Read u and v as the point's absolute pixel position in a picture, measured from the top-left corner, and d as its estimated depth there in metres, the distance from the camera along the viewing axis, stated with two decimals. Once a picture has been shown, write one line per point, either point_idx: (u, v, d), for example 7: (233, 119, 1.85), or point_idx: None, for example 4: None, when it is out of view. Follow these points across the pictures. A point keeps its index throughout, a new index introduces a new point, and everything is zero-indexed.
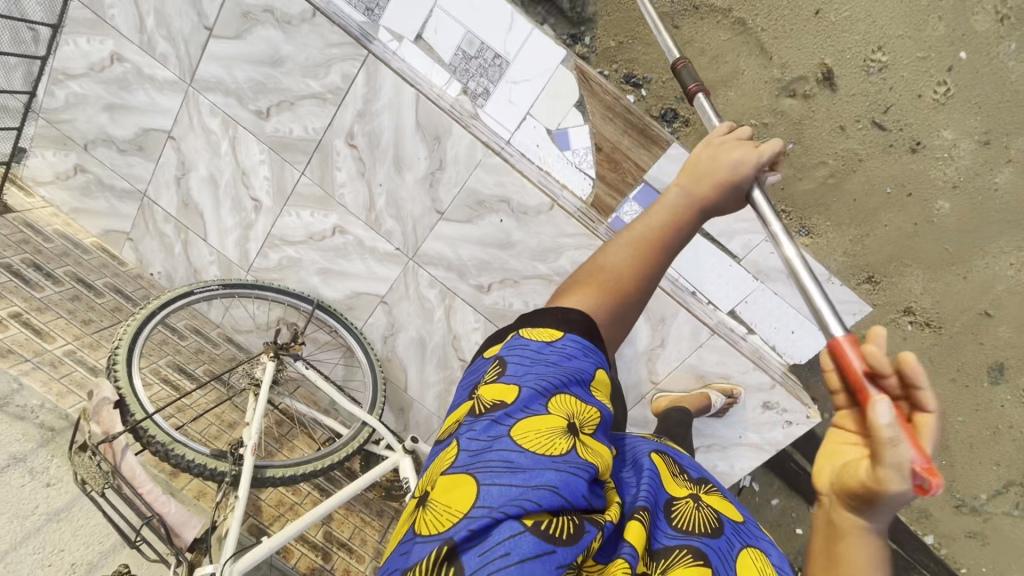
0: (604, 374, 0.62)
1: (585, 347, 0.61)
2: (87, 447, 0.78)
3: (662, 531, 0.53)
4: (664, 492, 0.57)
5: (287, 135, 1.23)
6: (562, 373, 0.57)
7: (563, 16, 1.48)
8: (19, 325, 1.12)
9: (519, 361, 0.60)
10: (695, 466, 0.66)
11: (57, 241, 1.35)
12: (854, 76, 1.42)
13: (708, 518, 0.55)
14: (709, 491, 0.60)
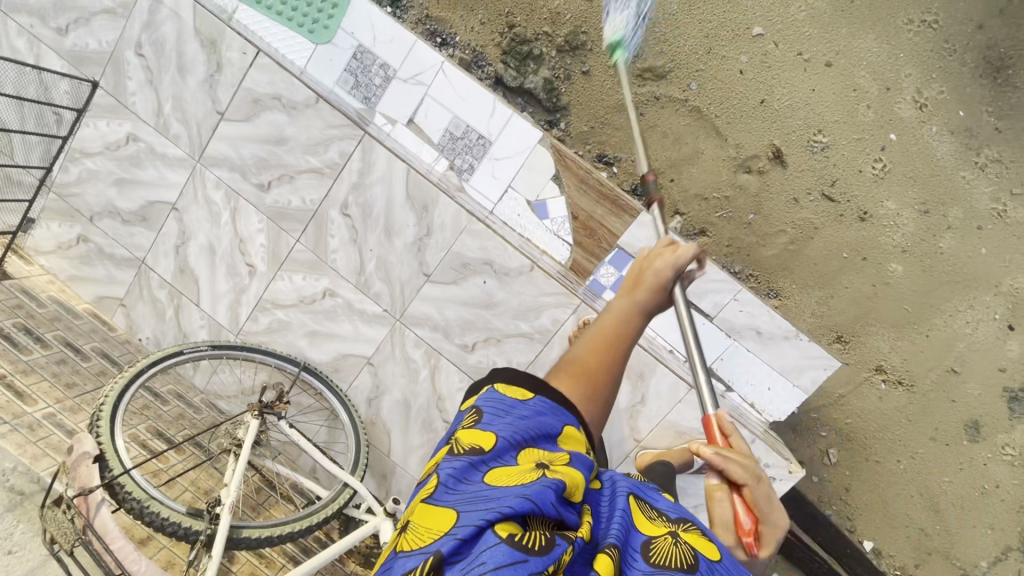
0: (574, 428, 0.63)
1: (554, 405, 0.63)
2: (60, 502, 0.77)
3: (638, 568, 0.51)
4: (640, 529, 0.55)
5: (285, 205, 1.32)
6: (532, 425, 0.59)
7: (540, 104, 1.66)
8: (2, 387, 1.12)
9: (496, 411, 0.61)
10: (686, 506, 0.63)
11: (51, 307, 1.38)
12: (800, 154, 1.59)
13: (686, 553, 0.52)
14: (692, 528, 0.57)
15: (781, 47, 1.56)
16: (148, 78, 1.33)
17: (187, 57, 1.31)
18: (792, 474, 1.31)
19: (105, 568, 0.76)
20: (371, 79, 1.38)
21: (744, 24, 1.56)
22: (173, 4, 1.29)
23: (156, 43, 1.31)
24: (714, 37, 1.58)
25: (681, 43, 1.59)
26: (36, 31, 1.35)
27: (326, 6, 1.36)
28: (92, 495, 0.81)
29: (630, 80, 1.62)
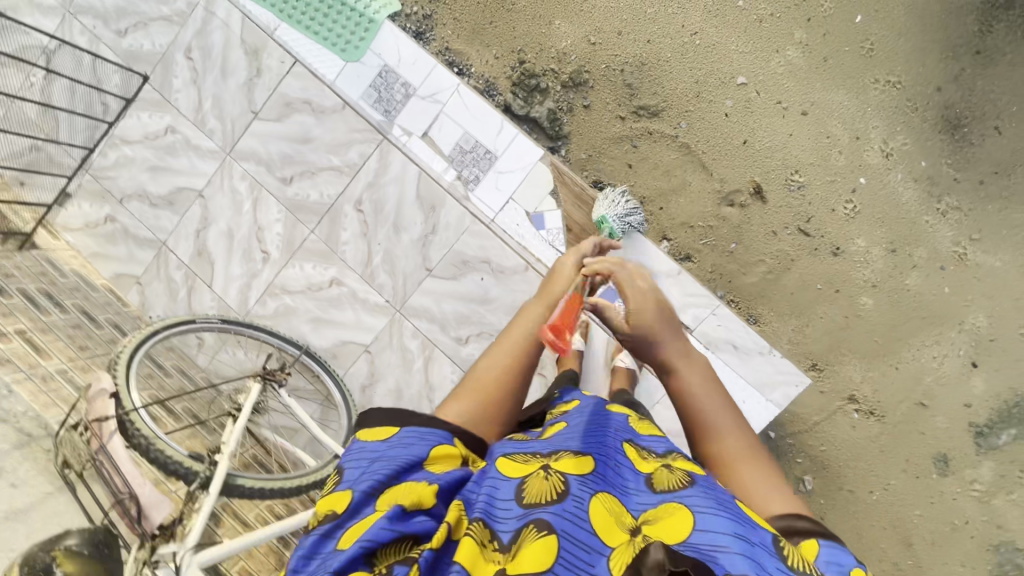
0: (446, 446, 0.76)
1: (416, 436, 0.75)
2: (78, 425, 0.89)
3: (510, 518, 0.65)
4: (510, 480, 0.69)
5: (304, 198, 1.44)
6: (390, 466, 0.71)
7: (543, 132, 1.82)
8: (21, 340, 1.18)
9: (360, 465, 0.72)
10: (562, 438, 0.79)
11: (71, 278, 1.46)
12: (779, 191, 1.74)
13: (554, 484, 0.68)
14: (561, 457, 0.73)
15: (763, 95, 1.73)
16: (193, 78, 1.47)
17: (231, 62, 1.46)
18: None
19: (113, 487, 0.87)
20: (392, 94, 1.45)
21: (729, 72, 1.74)
22: (224, 17, 1.46)
23: (205, 49, 1.47)
24: (703, 83, 1.75)
25: (673, 86, 1.77)
26: (97, 32, 1.50)
27: (359, 30, 1.45)
28: (104, 423, 0.91)
29: (626, 115, 1.79)
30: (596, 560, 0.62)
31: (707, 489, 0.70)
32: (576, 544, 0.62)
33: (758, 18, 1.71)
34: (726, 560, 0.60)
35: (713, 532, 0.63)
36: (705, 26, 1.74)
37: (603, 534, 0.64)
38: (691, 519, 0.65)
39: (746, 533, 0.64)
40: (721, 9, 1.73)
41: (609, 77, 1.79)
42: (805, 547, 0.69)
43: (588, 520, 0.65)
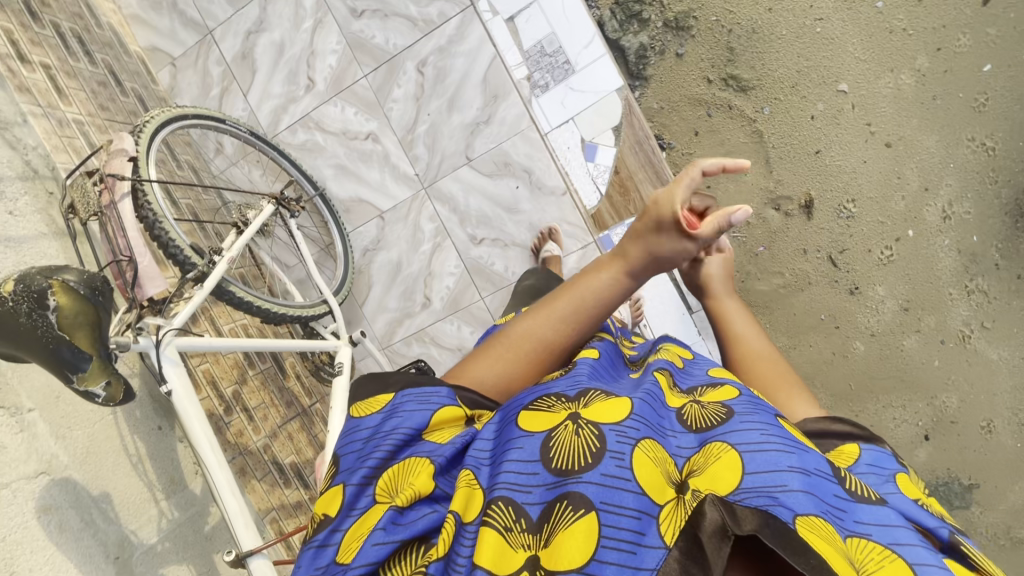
0: (451, 408, 0.74)
1: (414, 400, 0.73)
2: (93, 174, 0.88)
3: (539, 488, 0.61)
4: (535, 436, 0.65)
5: (368, 38, 1.34)
6: (388, 441, 0.70)
7: (626, 66, 1.72)
8: (45, 75, 1.13)
9: (359, 447, 0.72)
10: (585, 376, 0.76)
11: (107, 32, 1.37)
12: (827, 213, 1.69)
13: (588, 441, 0.63)
14: (590, 402, 0.68)
15: (856, 111, 1.64)
16: None
17: None
18: None
19: (115, 247, 0.87)
20: None
21: (834, 75, 1.63)
22: None
23: None
24: (804, 76, 1.64)
25: (774, 67, 1.65)
26: None
27: None
28: (119, 183, 0.90)
29: (714, 80, 1.69)
30: (647, 524, 0.57)
31: (744, 420, 0.66)
32: (622, 510, 0.57)
33: (889, 28, 1.58)
34: (787, 495, 0.55)
35: (768, 467, 0.58)
36: (833, 16, 1.60)
37: (651, 491, 0.59)
38: (739, 461, 0.59)
39: (801, 460, 0.60)
40: (856, 3, 1.59)
41: (714, 33, 1.66)
42: (848, 455, 0.69)
43: (633, 480, 0.59)
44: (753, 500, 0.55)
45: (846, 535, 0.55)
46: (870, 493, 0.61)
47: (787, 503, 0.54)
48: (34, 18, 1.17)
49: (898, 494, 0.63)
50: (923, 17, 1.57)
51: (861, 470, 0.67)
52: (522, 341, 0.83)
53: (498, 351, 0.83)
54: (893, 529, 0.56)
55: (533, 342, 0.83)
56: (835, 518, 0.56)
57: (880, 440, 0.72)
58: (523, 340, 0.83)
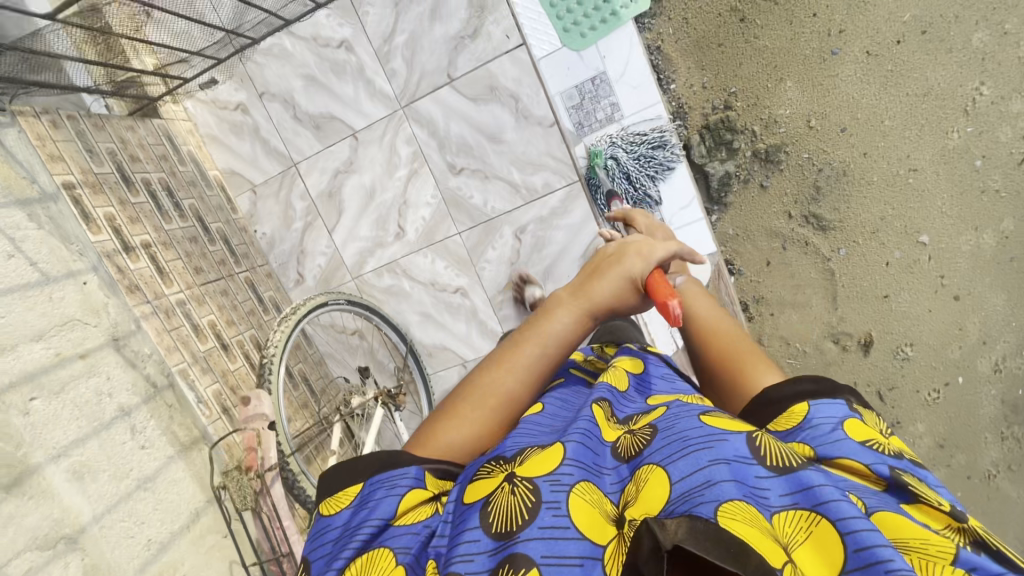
0: (419, 492, 0.54)
1: (385, 485, 0.55)
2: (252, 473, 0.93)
3: (481, 555, 0.45)
4: (472, 506, 0.50)
5: (465, 196, 1.30)
6: (356, 539, 0.51)
7: (707, 191, 1.68)
8: (147, 259, 1.09)
9: (321, 556, 0.52)
10: (522, 431, 0.59)
11: (189, 167, 1.31)
12: (883, 354, 1.74)
13: (519, 496, 0.48)
14: (525, 458, 0.53)
15: (932, 263, 1.64)
16: None
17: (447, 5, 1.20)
18: None
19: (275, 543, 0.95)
20: (595, 109, 1.35)
21: (915, 225, 1.61)
22: None
23: None
24: (887, 223, 1.63)
25: (859, 211, 1.63)
26: None
27: (597, 15, 1.30)
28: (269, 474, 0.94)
29: (795, 215, 1.66)
30: (590, 568, 0.43)
31: (671, 433, 0.52)
32: (562, 563, 0.43)
33: (981, 189, 1.55)
34: (708, 485, 0.44)
35: (690, 470, 0.46)
36: (928, 168, 1.56)
37: (587, 531, 0.45)
38: (665, 475, 0.47)
39: (719, 447, 0.47)
40: (953, 158, 1.54)
41: (803, 170, 1.62)
42: (793, 415, 0.53)
43: (571, 526, 0.45)
44: (681, 506, 0.43)
45: (771, 515, 0.43)
46: (795, 458, 0.47)
47: (708, 493, 0.43)
48: (129, 186, 1.11)
49: (845, 440, 0.48)
50: (1017, 180, 1.54)
51: (807, 427, 0.51)
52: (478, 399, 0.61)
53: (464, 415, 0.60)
54: (820, 487, 0.43)
55: (496, 399, 0.61)
56: (754, 498, 0.44)
57: (841, 388, 0.54)
58: (479, 398, 0.61)
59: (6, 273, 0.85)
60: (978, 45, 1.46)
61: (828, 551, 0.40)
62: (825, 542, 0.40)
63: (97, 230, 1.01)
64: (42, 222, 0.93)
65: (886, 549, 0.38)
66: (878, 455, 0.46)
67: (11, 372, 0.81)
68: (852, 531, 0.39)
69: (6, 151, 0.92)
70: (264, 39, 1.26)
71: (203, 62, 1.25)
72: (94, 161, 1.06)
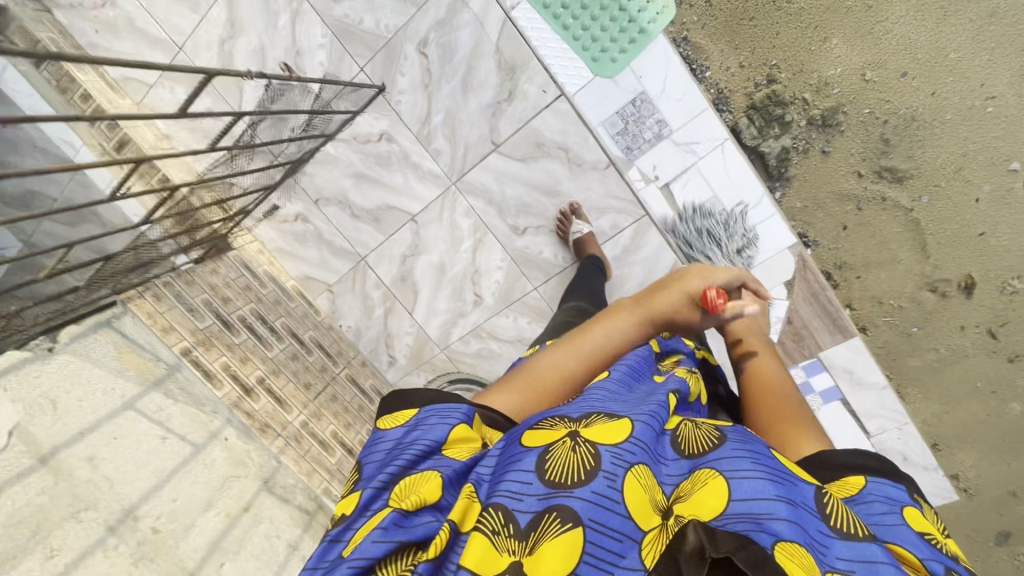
0: (466, 428, 0.53)
1: (439, 415, 0.54)
2: None
3: (530, 498, 0.45)
4: (530, 450, 0.48)
5: (534, 253, 1.30)
6: (407, 453, 0.50)
7: (765, 168, 1.59)
8: (266, 393, 1.12)
9: (376, 458, 0.52)
10: (591, 398, 0.57)
11: (270, 287, 1.36)
12: (989, 293, 1.61)
13: (583, 457, 0.47)
14: (591, 421, 0.51)
15: None
16: (424, 81, 1.20)
17: (477, 75, 1.18)
18: None
19: None
20: (642, 130, 1.26)
21: (1004, 153, 1.49)
22: (479, 11, 1.15)
23: (445, 48, 1.17)
24: (971, 158, 1.51)
25: (936, 153, 1.52)
26: None
27: (624, 37, 1.21)
28: None
29: (866, 173, 1.57)
30: (627, 548, 0.44)
31: (743, 445, 0.50)
32: (603, 532, 0.44)
33: None
34: (763, 521, 0.42)
35: (752, 492, 0.45)
36: (1008, 92, 1.44)
37: (636, 513, 0.45)
38: (726, 486, 0.46)
39: (789, 489, 0.45)
40: None
41: (866, 125, 1.52)
42: (846, 485, 0.51)
43: (621, 501, 0.45)
44: (733, 524, 0.42)
45: (828, 572, 0.41)
46: (863, 526, 0.44)
47: (764, 527, 0.42)
48: (230, 329, 1.16)
49: (904, 527, 0.46)
50: None
51: (861, 499, 0.49)
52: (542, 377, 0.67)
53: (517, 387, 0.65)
54: (883, 566, 0.41)
55: (549, 378, 0.67)
56: (814, 551, 0.42)
57: (902, 473, 0.51)
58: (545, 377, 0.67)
59: (163, 456, 0.94)
60: None
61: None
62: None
63: (219, 384, 1.06)
64: (177, 396, 1.00)
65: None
66: (935, 552, 0.44)
67: (198, 548, 0.91)
68: None
69: (128, 340, 0.99)
70: (306, 156, 1.25)
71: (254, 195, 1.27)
72: (196, 318, 1.10)
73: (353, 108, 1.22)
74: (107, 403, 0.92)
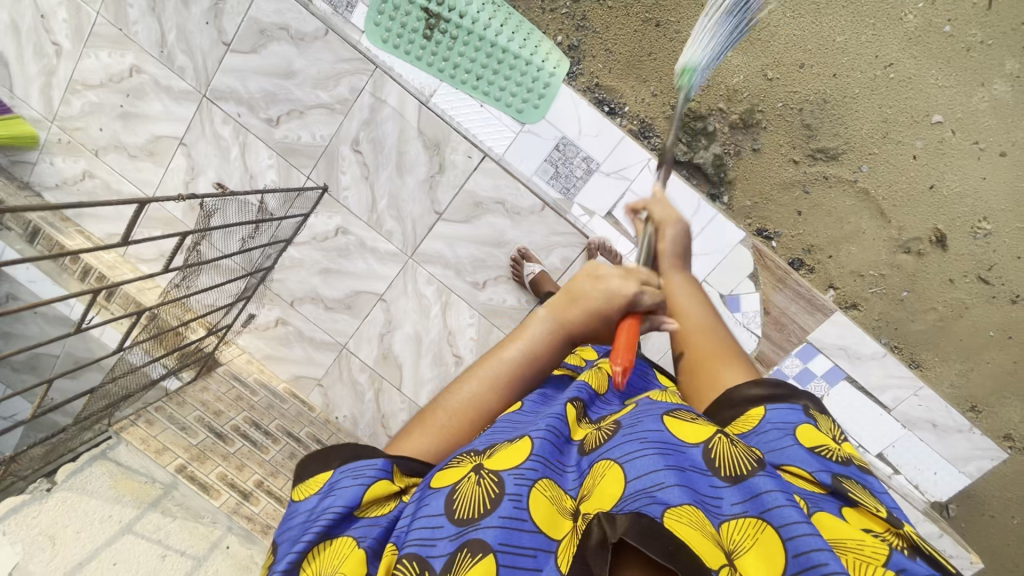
0: (385, 483, 0.50)
1: (352, 476, 0.50)
2: None
3: (442, 538, 0.43)
4: (438, 490, 0.47)
5: (499, 303, 1.36)
6: (318, 525, 0.48)
7: (705, 177, 1.56)
8: (266, 495, 1.14)
9: (289, 534, 0.49)
10: (492, 431, 0.55)
11: (262, 393, 1.42)
12: (963, 240, 1.50)
13: (487, 486, 0.45)
14: (496, 449, 0.49)
15: (959, 135, 1.48)
16: (365, 174, 1.33)
17: (408, 156, 1.31)
18: (972, 563, 1.53)
19: None
20: (572, 170, 1.35)
21: (921, 109, 1.48)
22: (397, 105, 1.30)
23: (376, 141, 1.31)
24: (892, 122, 1.50)
25: (858, 125, 1.51)
26: (244, 120, 1.33)
27: (532, 96, 1.35)
28: None
29: (800, 159, 1.54)
30: (544, 561, 0.41)
31: (631, 432, 0.49)
32: (517, 554, 0.41)
33: (966, 47, 1.44)
34: (660, 487, 0.42)
35: (643, 469, 0.43)
36: (901, 56, 1.47)
37: (546, 526, 0.43)
38: (621, 473, 0.44)
39: (676, 457, 0.45)
40: (922, 35, 1.46)
41: (784, 118, 1.53)
42: (749, 419, 0.55)
43: (530, 521, 0.42)
44: (630, 505, 0.40)
45: (720, 523, 0.42)
46: (748, 461, 0.46)
47: (659, 495, 0.41)
48: (224, 440, 1.19)
49: (794, 447, 0.50)
50: (995, 24, 1.43)
51: (759, 431, 0.53)
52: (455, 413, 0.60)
53: (434, 428, 0.59)
54: (766, 495, 0.43)
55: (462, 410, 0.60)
56: (704, 505, 0.42)
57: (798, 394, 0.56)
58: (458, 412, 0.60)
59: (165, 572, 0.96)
60: None
61: (769, 555, 0.39)
62: (769, 548, 0.39)
63: (217, 493, 1.08)
64: (174, 513, 1.04)
65: (821, 552, 0.38)
66: (821, 463, 0.49)
67: None
68: (792, 536, 0.39)
69: (124, 468, 1.05)
70: (273, 264, 1.34)
71: (228, 312, 1.36)
72: (189, 434, 1.15)
73: (302, 211, 1.32)
74: (104, 530, 0.96)
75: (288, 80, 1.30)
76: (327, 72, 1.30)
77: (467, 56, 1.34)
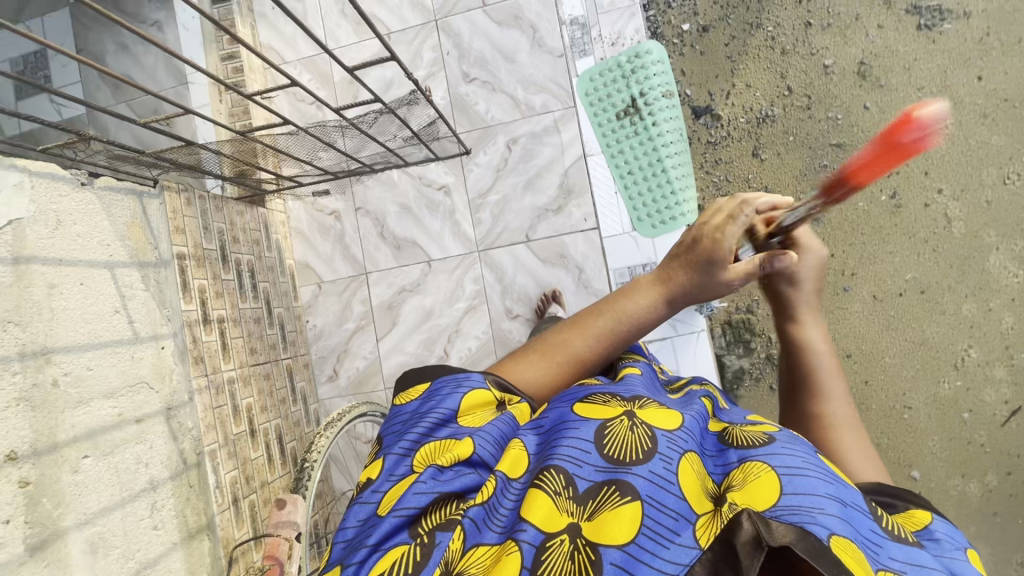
0: (481, 392, 0.60)
1: (448, 383, 0.61)
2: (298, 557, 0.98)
3: (588, 467, 0.50)
4: (586, 421, 0.53)
5: (514, 339, 1.41)
6: (422, 420, 0.57)
7: None
8: (218, 333, 1.14)
9: (394, 427, 0.59)
10: (641, 384, 0.63)
11: (273, 253, 1.41)
12: None
13: (639, 437, 0.51)
14: (644, 405, 0.55)
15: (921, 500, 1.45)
16: (498, 165, 1.43)
17: (542, 182, 1.42)
18: None
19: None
20: None
21: (907, 459, 1.45)
22: (566, 141, 1.41)
23: (528, 153, 1.42)
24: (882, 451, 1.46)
25: None
26: (448, 58, 1.45)
27: (655, 215, 1.41)
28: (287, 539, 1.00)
29: None
30: (682, 526, 0.46)
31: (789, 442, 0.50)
32: (660, 510, 0.47)
33: (968, 440, 1.44)
34: (826, 512, 0.43)
35: (807, 487, 0.45)
36: (922, 409, 1.44)
37: (689, 494, 0.48)
38: (774, 477, 0.46)
39: (840, 488, 0.46)
40: (945, 406, 1.44)
41: None
42: (911, 518, 0.48)
43: (676, 484, 0.48)
44: (789, 515, 0.43)
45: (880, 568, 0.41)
46: (907, 533, 0.46)
47: (827, 520, 0.43)
48: (224, 263, 1.20)
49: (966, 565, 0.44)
50: (1001, 440, 1.44)
51: (925, 535, 0.46)
52: (554, 353, 0.65)
53: (534, 363, 0.65)
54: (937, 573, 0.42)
55: (563, 354, 0.65)
56: (868, 548, 0.43)
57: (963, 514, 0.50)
58: (556, 353, 0.65)
59: (107, 326, 0.90)
60: (966, 313, 1.43)
61: None
62: None
63: (189, 299, 1.07)
64: (148, 285, 1.00)
65: None
66: None
67: (75, 426, 0.82)
68: None
69: (143, 218, 1.02)
70: (384, 168, 1.44)
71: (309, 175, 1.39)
72: (205, 237, 1.16)
73: (438, 156, 1.43)
74: (96, 252, 0.91)
75: (505, 61, 1.43)
76: (537, 79, 1.42)
77: (635, 150, 1.39)
